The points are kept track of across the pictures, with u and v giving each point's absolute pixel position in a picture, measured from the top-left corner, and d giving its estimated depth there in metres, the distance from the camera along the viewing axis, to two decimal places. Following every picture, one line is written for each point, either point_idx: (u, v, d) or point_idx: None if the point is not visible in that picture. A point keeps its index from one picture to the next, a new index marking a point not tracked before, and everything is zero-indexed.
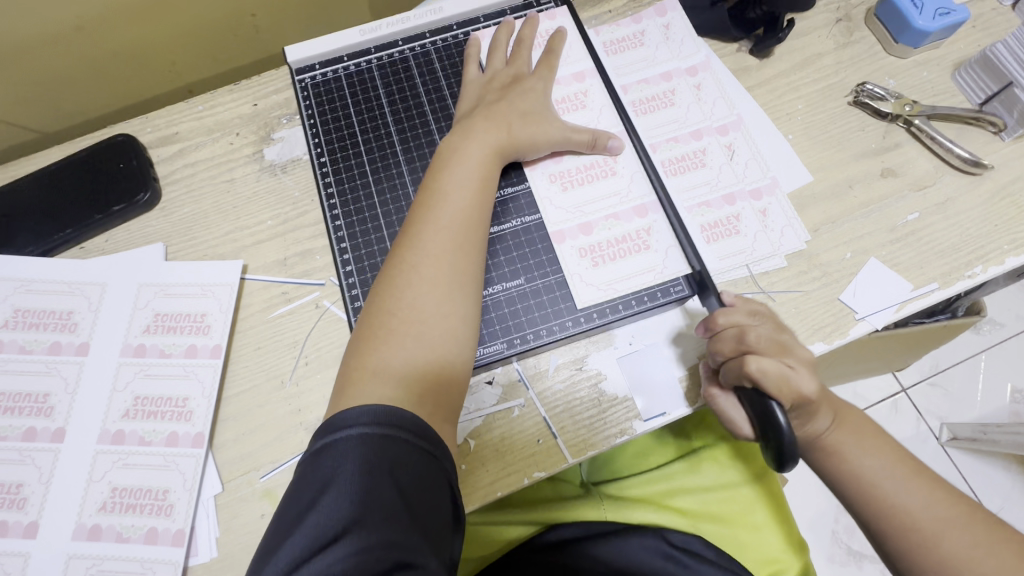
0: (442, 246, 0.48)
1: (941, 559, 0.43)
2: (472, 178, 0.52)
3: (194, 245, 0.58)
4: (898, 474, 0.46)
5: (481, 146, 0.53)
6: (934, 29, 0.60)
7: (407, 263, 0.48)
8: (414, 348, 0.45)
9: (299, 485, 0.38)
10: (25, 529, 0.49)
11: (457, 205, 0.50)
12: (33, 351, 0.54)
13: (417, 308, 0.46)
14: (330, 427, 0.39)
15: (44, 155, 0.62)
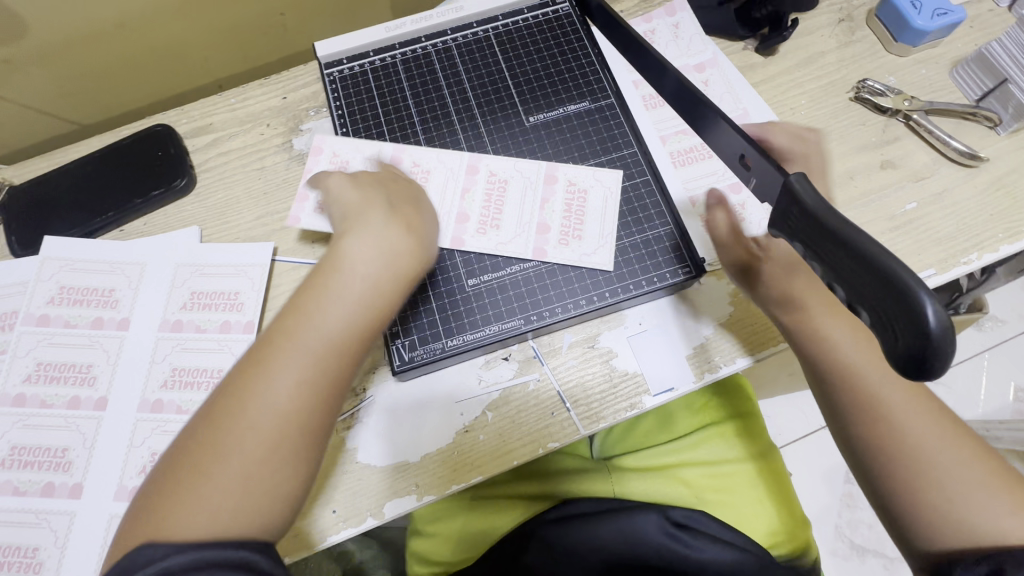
0: (301, 379, 0.41)
1: (891, 427, 0.46)
2: (360, 289, 0.45)
3: (227, 229, 0.62)
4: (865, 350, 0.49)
5: (360, 255, 0.46)
6: (932, 28, 0.63)
7: (239, 395, 0.40)
8: (239, 491, 0.38)
9: None
10: (71, 490, 0.52)
11: (317, 329, 0.42)
12: (77, 325, 0.57)
13: (260, 441, 0.39)
14: (148, 561, 0.35)
15: (86, 144, 0.66)
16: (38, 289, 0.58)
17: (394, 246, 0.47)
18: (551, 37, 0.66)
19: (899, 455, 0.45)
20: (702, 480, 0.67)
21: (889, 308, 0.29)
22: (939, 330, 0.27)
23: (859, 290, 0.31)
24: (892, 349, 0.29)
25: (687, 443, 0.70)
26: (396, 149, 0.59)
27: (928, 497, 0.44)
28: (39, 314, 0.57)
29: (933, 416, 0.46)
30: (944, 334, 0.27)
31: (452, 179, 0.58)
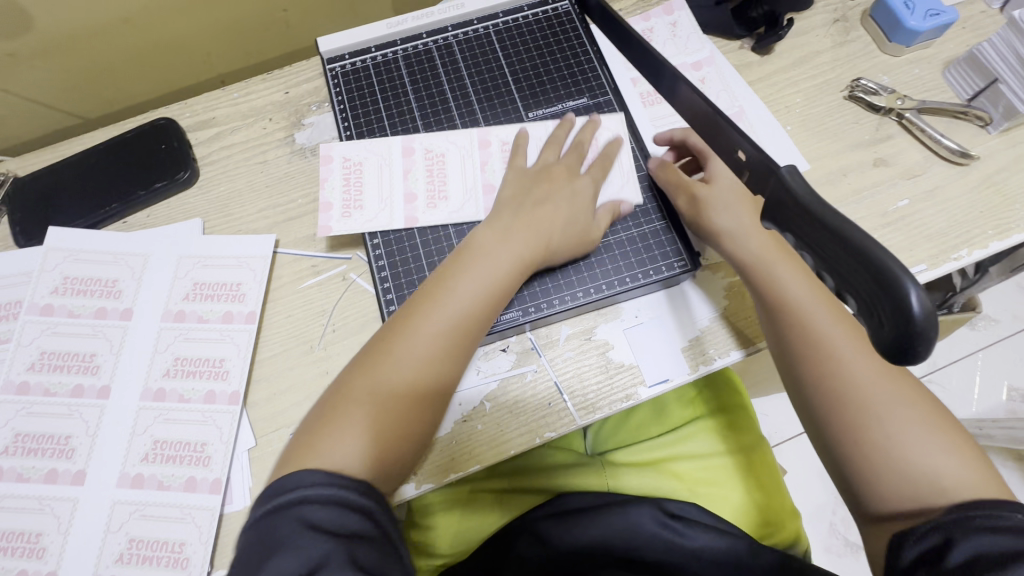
0: (434, 347, 0.48)
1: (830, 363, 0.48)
2: (489, 276, 0.51)
3: (230, 221, 0.63)
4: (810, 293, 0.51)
5: (498, 247, 0.52)
6: (924, 28, 0.64)
7: (389, 348, 0.47)
8: (372, 438, 0.44)
9: (256, 539, 0.38)
10: (74, 477, 0.53)
11: (461, 294, 0.50)
12: (80, 315, 0.58)
13: (391, 399, 0.45)
14: (285, 486, 0.39)
15: (90, 136, 0.66)
16: (41, 280, 0.59)
17: (511, 242, 0.53)
18: (551, 35, 0.66)
19: (835, 391, 0.48)
20: (693, 473, 0.68)
21: (873, 295, 0.30)
22: (921, 315, 0.28)
23: (845, 279, 0.31)
24: (879, 336, 0.30)
25: (676, 437, 0.71)
26: (409, 141, 0.61)
27: (858, 429, 0.46)
28: (42, 304, 0.58)
29: (871, 356, 0.48)
30: (928, 319, 0.28)
31: (468, 155, 0.60)
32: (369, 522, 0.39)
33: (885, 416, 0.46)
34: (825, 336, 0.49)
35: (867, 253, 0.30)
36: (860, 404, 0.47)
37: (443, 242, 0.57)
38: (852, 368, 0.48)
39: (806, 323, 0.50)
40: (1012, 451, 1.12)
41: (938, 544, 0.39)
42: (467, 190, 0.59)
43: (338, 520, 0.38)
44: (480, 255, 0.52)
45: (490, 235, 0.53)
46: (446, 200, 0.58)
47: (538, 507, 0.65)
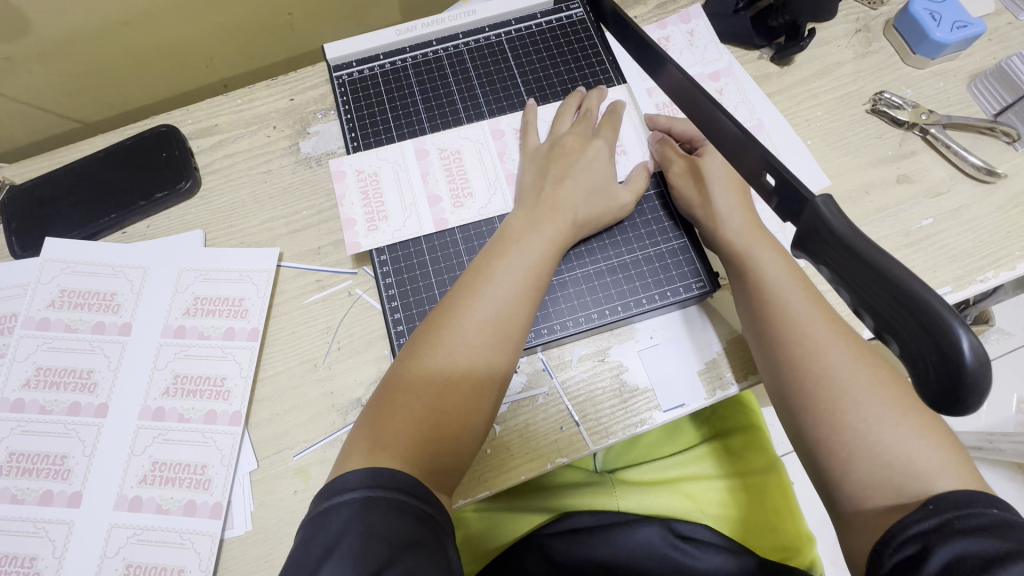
0: (480, 335, 0.46)
1: (805, 347, 0.46)
2: (531, 264, 0.49)
3: (233, 233, 0.61)
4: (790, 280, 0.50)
5: (539, 239, 0.51)
6: (951, 41, 0.62)
7: (436, 340, 0.46)
8: (426, 433, 0.43)
9: (303, 549, 0.36)
10: (69, 499, 0.51)
11: (503, 286, 0.48)
12: (77, 330, 0.56)
13: (444, 391, 0.44)
14: (333, 489, 0.38)
15: (89, 143, 0.64)
16: (37, 293, 0.57)
17: (547, 229, 0.51)
18: (565, 43, 0.64)
19: (809, 377, 0.45)
20: (707, 493, 0.67)
21: (919, 339, 0.28)
22: (973, 362, 0.26)
23: (887, 319, 0.30)
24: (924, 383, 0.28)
25: (691, 456, 0.70)
26: (420, 144, 0.59)
27: (830, 415, 0.43)
28: (38, 317, 0.56)
29: (850, 346, 0.46)
30: (979, 366, 0.26)
31: (484, 147, 0.59)
32: (421, 529, 0.38)
33: (858, 401, 0.43)
34: (801, 318, 0.47)
35: (914, 295, 0.28)
36: (834, 390, 0.44)
37: (453, 259, 0.55)
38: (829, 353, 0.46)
39: (781, 305, 0.48)
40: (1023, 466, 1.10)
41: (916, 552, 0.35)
42: (489, 184, 0.57)
43: (387, 524, 0.37)
44: (518, 243, 0.50)
45: (525, 224, 0.51)
46: (472, 196, 0.57)
47: (551, 524, 0.63)
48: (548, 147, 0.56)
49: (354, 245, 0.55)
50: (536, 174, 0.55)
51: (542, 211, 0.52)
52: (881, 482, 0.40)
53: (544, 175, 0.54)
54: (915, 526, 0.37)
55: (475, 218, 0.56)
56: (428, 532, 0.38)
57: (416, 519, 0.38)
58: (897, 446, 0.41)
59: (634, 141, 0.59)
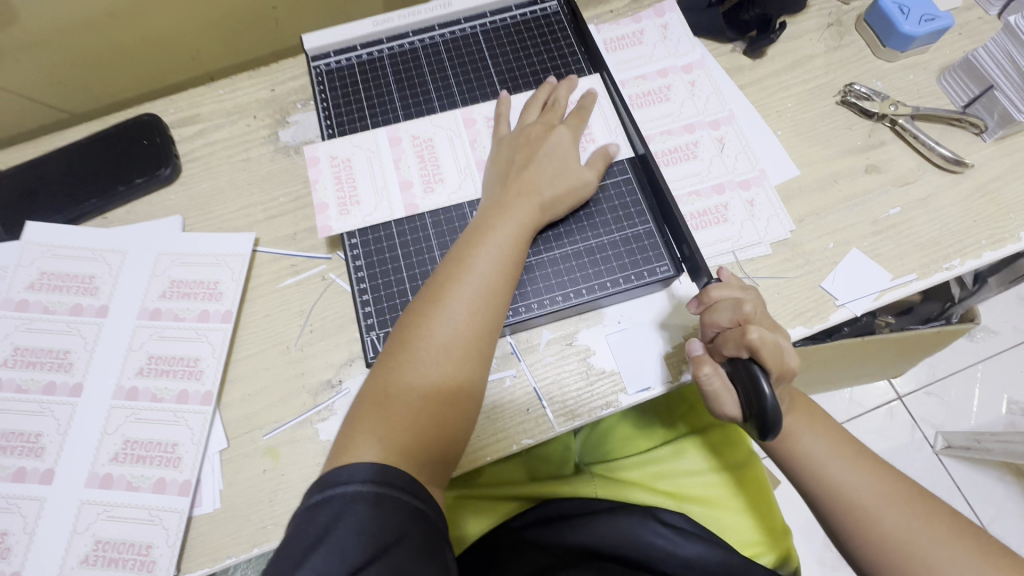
0: (468, 322, 0.47)
1: (870, 522, 0.47)
2: (510, 250, 0.50)
3: (210, 218, 0.62)
4: (838, 452, 0.50)
5: (513, 224, 0.51)
6: (920, 33, 0.62)
7: (420, 331, 0.46)
8: (423, 425, 0.44)
9: (293, 538, 0.38)
10: (41, 476, 0.52)
11: (485, 273, 0.49)
12: (55, 311, 0.57)
13: (437, 380, 0.45)
14: (327, 481, 0.40)
15: (73, 130, 0.66)
16: (17, 274, 0.58)
17: (519, 213, 0.52)
18: (539, 35, 0.66)
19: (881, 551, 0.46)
20: (684, 488, 0.66)
21: (746, 388, 0.44)
22: (770, 406, 0.41)
23: (734, 374, 0.46)
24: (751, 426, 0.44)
25: (670, 451, 0.70)
26: (395, 131, 0.60)
27: None
28: (17, 299, 0.57)
29: (903, 503, 0.47)
30: (775, 410, 0.41)
31: (456, 136, 0.60)
32: (411, 521, 0.39)
33: (923, 554, 0.45)
34: (854, 492, 0.48)
35: (747, 366, 0.44)
36: (904, 558, 0.45)
37: (422, 242, 0.56)
38: (887, 514, 0.47)
39: (833, 484, 0.49)
40: (1011, 466, 1.10)
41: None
42: (463, 171, 0.59)
43: (376, 520, 0.38)
44: (499, 229, 0.51)
45: (495, 211, 0.52)
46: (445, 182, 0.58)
47: (524, 515, 0.64)
48: (516, 134, 0.57)
49: (326, 227, 0.56)
50: (504, 162, 0.56)
51: (511, 193, 0.53)
52: None
53: (512, 162, 0.56)
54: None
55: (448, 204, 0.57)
56: (418, 522, 0.40)
57: (409, 511, 0.40)
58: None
59: (602, 125, 0.60)
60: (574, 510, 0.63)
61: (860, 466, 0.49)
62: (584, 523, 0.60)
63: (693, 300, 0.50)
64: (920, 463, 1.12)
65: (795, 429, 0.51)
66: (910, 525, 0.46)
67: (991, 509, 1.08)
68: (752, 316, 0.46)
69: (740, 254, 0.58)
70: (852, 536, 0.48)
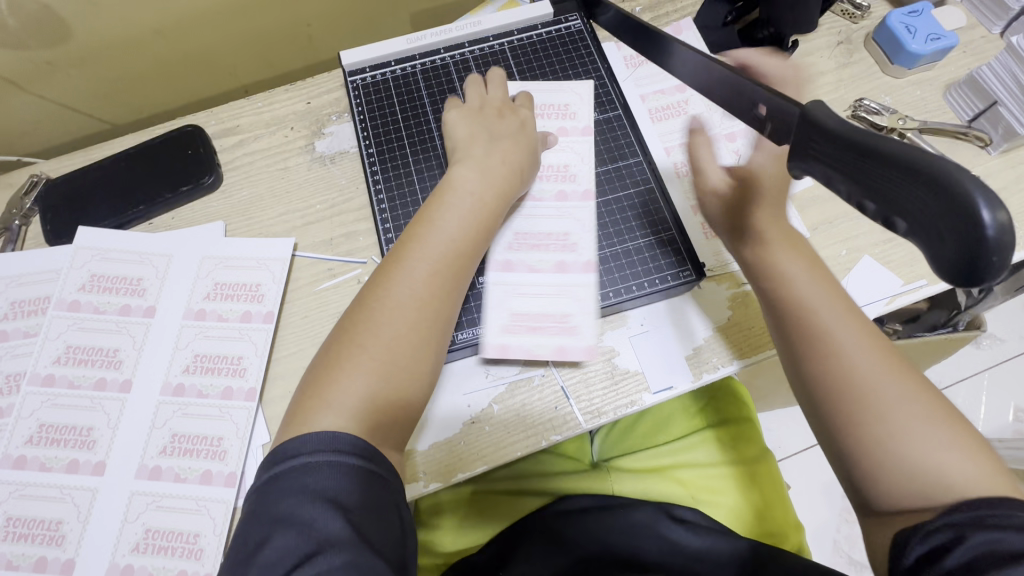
0: (423, 286, 0.49)
1: (837, 362, 0.46)
2: (468, 216, 0.53)
3: (251, 224, 0.65)
4: (823, 297, 0.49)
5: (473, 194, 0.54)
6: (925, 52, 0.66)
7: (384, 295, 0.49)
8: (372, 388, 0.45)
9: (251, 520, 0.39)
10: (93, 467, 0.54)
11: (445, 240, 0.52)
12: (105, 311, 0.60)
13: (388, 343, 0.47)
14: (278, 459, 0.41)
15: (120, 140, 0.69)
16: (69, 276, 0.61)
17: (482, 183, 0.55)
18: (564, 51, 0.69)
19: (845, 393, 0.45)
20: (698, 479, 0.69)
21: (922, 191, 0.29)
22: (994, 231, 0.26)
23: (947, 199, 0.28)
24: (873, 163, 0.31)
25: (683, 443, 0.73)
26: (491, 336, 0.57)
27: (861, 421, 0.44)
28: (70, 300, 0.60)
29: (878, 354, 0.46)
30: (1001, 234, 0.26)
31: None
32: (365, 481, 0.41)
33: (889, 404, 0.43)
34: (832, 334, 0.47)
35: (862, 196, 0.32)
36: (861, 398, 0.44)
37: None
38: (858, 359, 0.45)
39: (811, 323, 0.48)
40: None
41: (940, 543, 0.36)
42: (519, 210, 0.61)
43: (333, 488, 0.40)
44: (454, 200, 0.54)
45: (461, 181, 0.55)
46: (522, 221, 0.61)
47: (544, 506, 0.66)
48: (483, 111, 0.61)
49: (592, 265, 0.59)
50: (476, 139, 0.59)
51: (488, 170, 0.56)
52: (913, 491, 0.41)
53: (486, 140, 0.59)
54: (948, 520, 0.37)
55: (555, 234, 0.60)
56: (373, 484, 0.41)
57: (369, 478, 0.41)
58: (923, 442, 0.41)
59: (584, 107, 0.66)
60: (589, 503, 0.65)
61: (850, 318, 0.48)
62: (601, 516, 0.63)
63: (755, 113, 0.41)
64: None
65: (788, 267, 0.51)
66: (878, 371, 0.45)
67: None
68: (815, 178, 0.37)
69: None
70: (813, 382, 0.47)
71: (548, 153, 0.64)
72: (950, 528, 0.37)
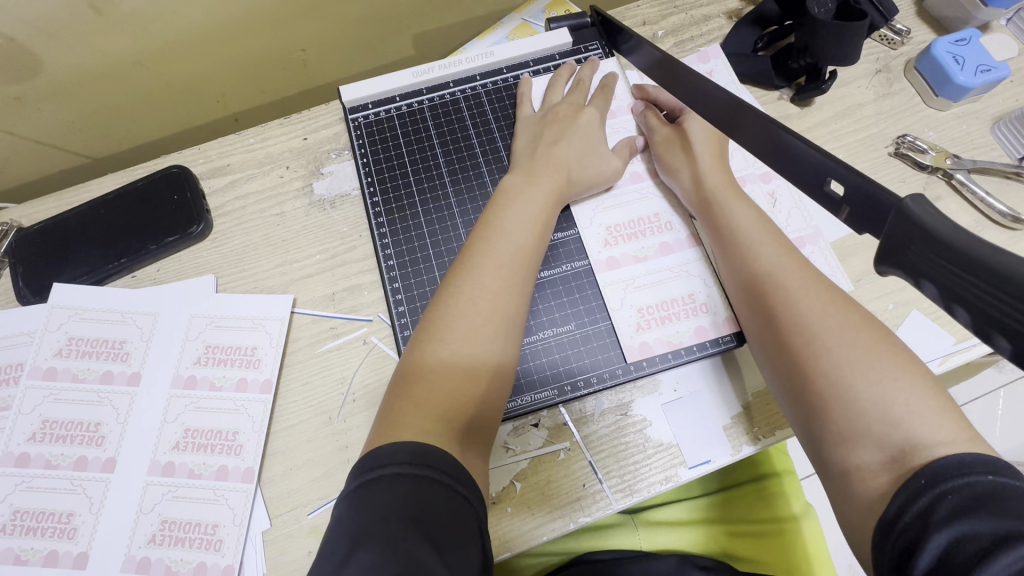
0: (495, 284, 0.48)
1: (776, 292, 0.46)
2: (537, 212, 0.52)
3: (245, 277, 0.59)
4: (768, 237, 0.49)
5: (542, 189, 0.53)
6: (975, 84, 0.61)
7: (460, 296, 0.47)
8: (457, 384, 0.44)
9: (332, 536, 0.35)
10: (75, 559, 0.49)
11: (517, 241, 0.50)
12: (85, 379, 0.55)
13: (471, 330, 0.46)
14: (366, 466, 0.38)
15: (98, 182, 0.63)
16: (44, 340, 0.56)
17: (546, 179, 0.54)
18: None
19: (784, 326, 0.44)
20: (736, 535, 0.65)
21: None
22: None
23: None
24: (1001, 295, 0.27)
25: (721, 496, 0.68)
26: (632, 338, 0.54)
27: (801, 351, 0.42)
28: (45, 367, 0.55)
29: (821, 290, 0.45)
30: None
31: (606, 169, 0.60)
32: (452, 494, 0.38)
33: (826, 333, 0.42)
34: (771, 269, 0.47)
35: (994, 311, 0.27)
36: (797, 330, 0.43)
37: None
38: (799, 292, 0.45)
39: (753, 257, 0.49)
40: None
41: (911, 540, 0.31)
42: (601, 206, 0.58)
43: (413, 500, 0.36)
44: (508, 220, 0.51)
45: (524, 179, 0.54)
46: (609, 213, 0.58)
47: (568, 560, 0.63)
48: (544, 118, 0.59)
49: (692, 241, 0.57)
50: (530, 138, 0.58)
51: (538, 166, 0.55)
52: (858, 431, 0.38)
53: (537, 140, 0.57)
54: (912, 507, 0.32)
55: (643, 218, 0.57)
56: (458, 504, 0.37)
57: (454, 497, 0.38)
58: (866, 371, 0.39)
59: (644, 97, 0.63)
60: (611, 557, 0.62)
61: (789, 257, 0.48)
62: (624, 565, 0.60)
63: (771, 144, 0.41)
64: None
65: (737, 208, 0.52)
66: (819, 304, 0.44)
67: None
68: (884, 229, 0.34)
69: None
70: (761, 328, 0.46)
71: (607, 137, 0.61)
72: (919, 519, 0.31)
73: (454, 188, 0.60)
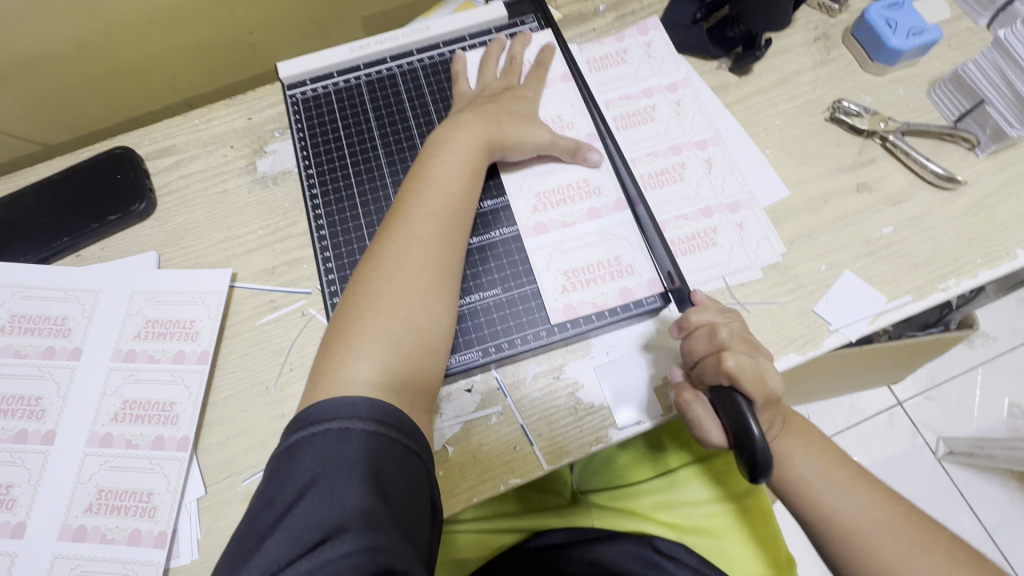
0: (435, 241, 0.48)
1: (861, 541, 0.47)
2: (468, 167, 0.53)
3: (187, 254, 0.60)
4: (833, 478, 0.49)
5: (468, 146, 0.54)
6: (907, 48, 0.61)
7: (380, 253, 0.48)
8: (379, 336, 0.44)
9: (291, 467, 0.38)
10: (12, 529, 0.50)
11: (456, 198, 0.51)
12: (27, 355, 0.55)
13: (405, 285, 0.46)
14: (338, 411, 0.39)
15: (45, 165, 0.64)
16: None
17: (476, 134, 0.54)
18: None
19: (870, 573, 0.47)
20: (685, 520, 0.63)
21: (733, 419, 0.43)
22: (758, 450, 0.40)
23: (715, 402, 0.45)
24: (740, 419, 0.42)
25: (665, 482, 0.67)
26: (557, 300, 0.54)
27: None
28: None
29: (898, 530, 0.47)
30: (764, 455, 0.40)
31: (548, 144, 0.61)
32: (415, 472, 0.39)
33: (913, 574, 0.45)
34: (846, 515, 0.48)
35: (731, 394, 0.43)
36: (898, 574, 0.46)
37: None
38: (879, 538, 0.47)
39: (820, 506, 0.49)
40: (1016, 472, 1.05)
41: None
42: (534, 173, 0.59)
43: (378, 471, 0.38)
44: (430, 186, 0.51)
45: (448, 138, 0.54)
46: (540, 180, 0.58)
47: (519, 543, 0.61)
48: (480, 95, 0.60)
49: (623, 204, 0.57)
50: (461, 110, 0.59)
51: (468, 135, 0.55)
52: None
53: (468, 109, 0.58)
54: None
55: (575, 183, 0.58)
56: (423, 484, 0.40)
57: (419, 477, 0.40)
58: None
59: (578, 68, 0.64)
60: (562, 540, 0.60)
61: (864, 497, 0.49)
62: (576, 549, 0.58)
63: (676, 326, 0.49)
64: (922, 472, 1.07)
65: (789, 450, 0.50)
66: (902, 544, 0.46)
67: (996, 516, 1.04)
68: (728, 342, 0.46)
69: (730, 280, 0.56)
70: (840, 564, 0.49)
71: (540, 107, 0.61)
72: None
73: (390, 161, 0.61)
